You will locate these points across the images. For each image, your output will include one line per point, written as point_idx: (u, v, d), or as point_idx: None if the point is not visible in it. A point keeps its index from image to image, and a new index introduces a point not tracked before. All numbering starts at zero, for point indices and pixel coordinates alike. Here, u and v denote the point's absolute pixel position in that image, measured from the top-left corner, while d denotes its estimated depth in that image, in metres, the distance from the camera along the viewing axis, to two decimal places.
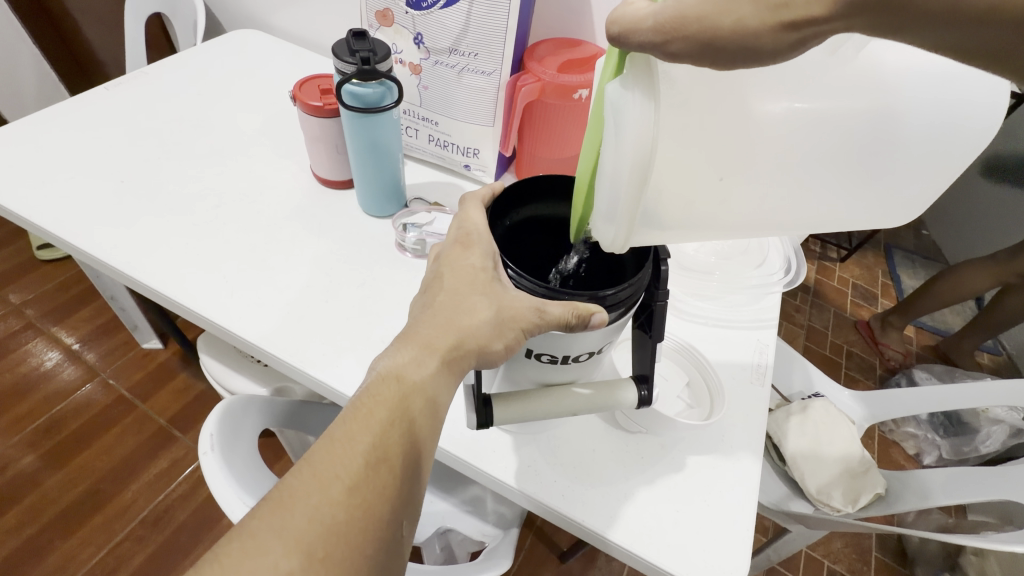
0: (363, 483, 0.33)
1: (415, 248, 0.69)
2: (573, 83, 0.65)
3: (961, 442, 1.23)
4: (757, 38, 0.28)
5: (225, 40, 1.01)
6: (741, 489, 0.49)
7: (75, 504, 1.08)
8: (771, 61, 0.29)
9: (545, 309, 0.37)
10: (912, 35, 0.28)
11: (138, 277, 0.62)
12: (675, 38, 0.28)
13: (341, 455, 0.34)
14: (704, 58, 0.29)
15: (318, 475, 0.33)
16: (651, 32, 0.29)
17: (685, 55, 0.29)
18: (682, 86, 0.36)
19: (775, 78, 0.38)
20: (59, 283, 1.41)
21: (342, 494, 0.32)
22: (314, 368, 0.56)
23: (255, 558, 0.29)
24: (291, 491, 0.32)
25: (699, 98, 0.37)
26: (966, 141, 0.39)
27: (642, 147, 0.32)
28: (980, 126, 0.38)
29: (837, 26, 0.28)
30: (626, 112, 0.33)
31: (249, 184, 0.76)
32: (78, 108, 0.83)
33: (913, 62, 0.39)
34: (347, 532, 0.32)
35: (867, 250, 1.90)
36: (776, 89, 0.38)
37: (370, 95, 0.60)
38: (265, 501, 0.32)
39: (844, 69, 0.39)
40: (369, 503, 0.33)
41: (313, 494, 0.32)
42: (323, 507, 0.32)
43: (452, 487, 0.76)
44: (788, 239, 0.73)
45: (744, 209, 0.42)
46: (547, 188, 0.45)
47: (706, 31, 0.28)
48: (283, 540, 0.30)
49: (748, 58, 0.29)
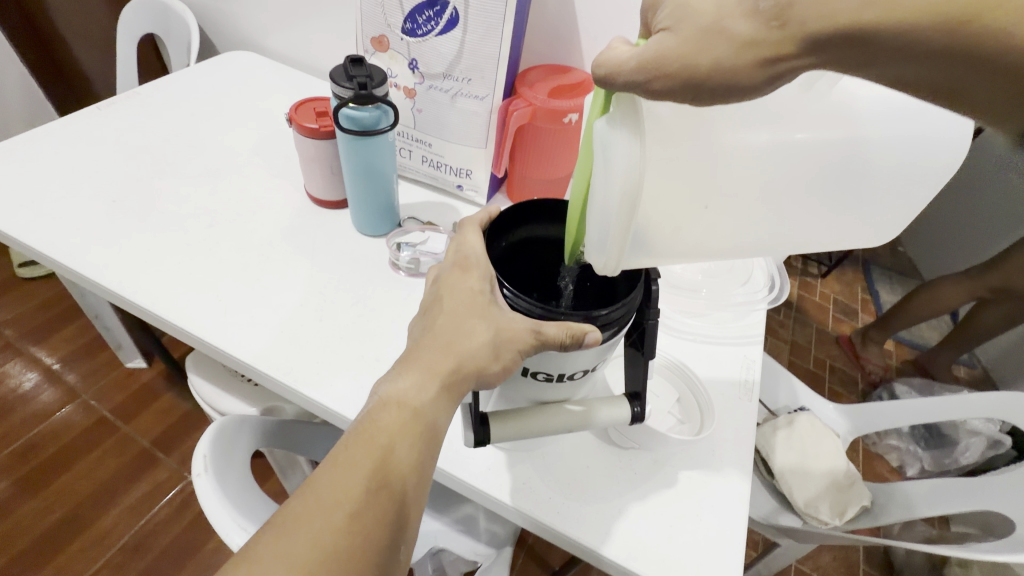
0: (364, 509, 0.33)
1: (409, 267, 0.70)
2: (563, 108, 0.67)
3: (942, 454, 1.27)
4: (734, 74, 0.30)
5: (218, 61, 1.02)
6: (732, 504, 0.50)
7: (51, 532, 1.04)
8: (749, 94, 0.31)
9: (541, 330, 0.38)
10: (873, 67, 0.30)
11: (130, 297, 0.62)
12: (656, 78, 0.31)
13: (343, 481, 0.34)
14: (686, 95, 0.31)
15: (319, 502, 0.33)
16: (634, 72, 0.32)
17: (667, 93, 0.31)
18: (665, 121, 0.39)
19: (753, 113, 0.40)
20: (41, 300, 1.39)
21: (345, 519, 0.33)
22: (307, 387, 0.56)
23: None
24: (292, 517, 0.32)
25: (682, 130, 0.39)
26: (937, 169, 0.42)
27: (630, 178, 0.34)
28: (946, 159, 0.41)
29: (805, 62, 0.30)
30: (613, 146, 0.35)
31: (243, 203, 0.76)
32: (70, 127, 0.83)
33: (878, 96, 0.42)
34: (349, 558, 0.32)
35: (846, 266, 1.96)
36: (753, 121, 0.40)
37: (366, 118, 0.62)
38: (268, 527, 0.32)
39: (821, 104, 0.41)
40: (371, 527, 0.33)
41: (317, 520, 0.32)
42: (326, 535, 0.32)
43: (445, 506, 0.76)
44: (771, 258, 0.76)
45: (729, 233, 0.43)
46: (542, 211, 0.46)
47: (685, 71, 0.30)
48: (285, 569, 0.30)
49: (726, 94, 0.31)
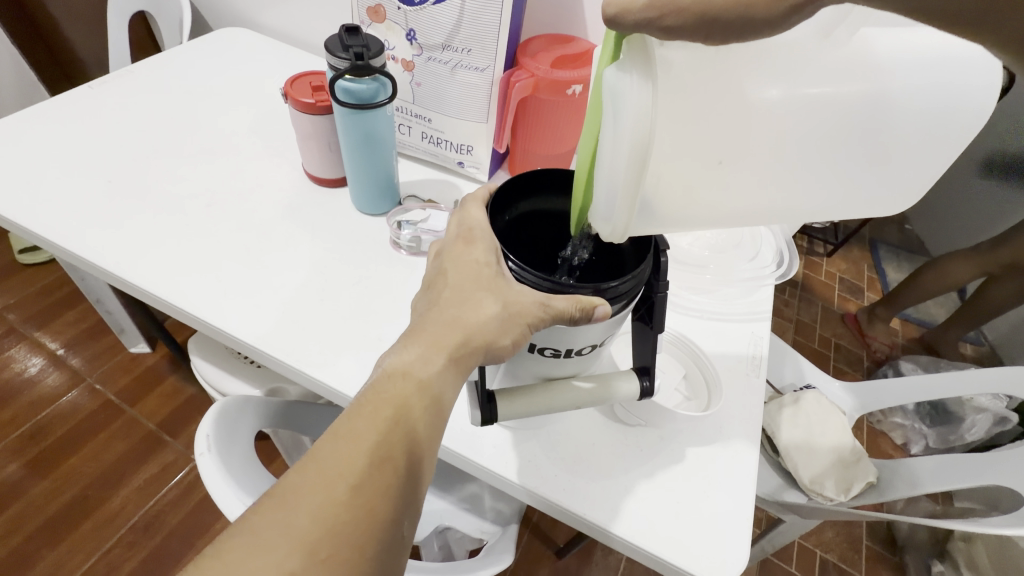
0: (366, 482, 0.33)
1: (410, 245, 0.68)
2: (566, 79, 0.65)
3: (947, 431, 1.27)
4: (750, 8, 0.29)
5: (212, 38, 0.99)
6: (740, 480, 0.50)
7: (61, 512, 1.05)
8: (764, 31, 0.30)
9: (549, 303, 0.37)
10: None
11: (129, 278, 0.61)
12: (669, 12, 0.29)
13: (346, 454, 0.33)
14: (698, 32, 0.30)
15: (321, 474, 0.32)
16: (644, 10, 0.29)
17: (681, 29, 0.29)
18: (677, 68, 0.36)
19: (775, 63, 0.37)
20: (42, 286, 1.38)
21: (347, 493, 0.32)
22: (311, 368, 0.55)
23: (261, 556, 0.29)
24: (292, 490, 0.32)
25: (693, 81, 0.36)
26: (963, 122, 0.38)
27: (639, 131, 0.32)
28: (974, 108, 0.37)
29: None
30: (624, 95, 0.33)
31: (241, 182, 0.75)
32: (62, 105, 0.81)
33: (904, 45, 0.37)
34: (351, 532, 0.31)
35: (853, 244, 1.94)
36: (766, 74, 0.37)
37: (364, 90, 0.60)
38: (267, 499, 0.31)
39: (839, 52, 0.37)
40: (373, 502, 0.33)
41: (318, 492, 0.32)
42: (327, 507, 0.31)
43: (450, 485, 0.76)
44: (780, 233, 0.74)
45: (743, 198, 0.41)
46: (546, 181, 0.45)
47: (698, 4, 0.29)
48: (286, 540, 0.30)
49: (742, 30, 0.30)
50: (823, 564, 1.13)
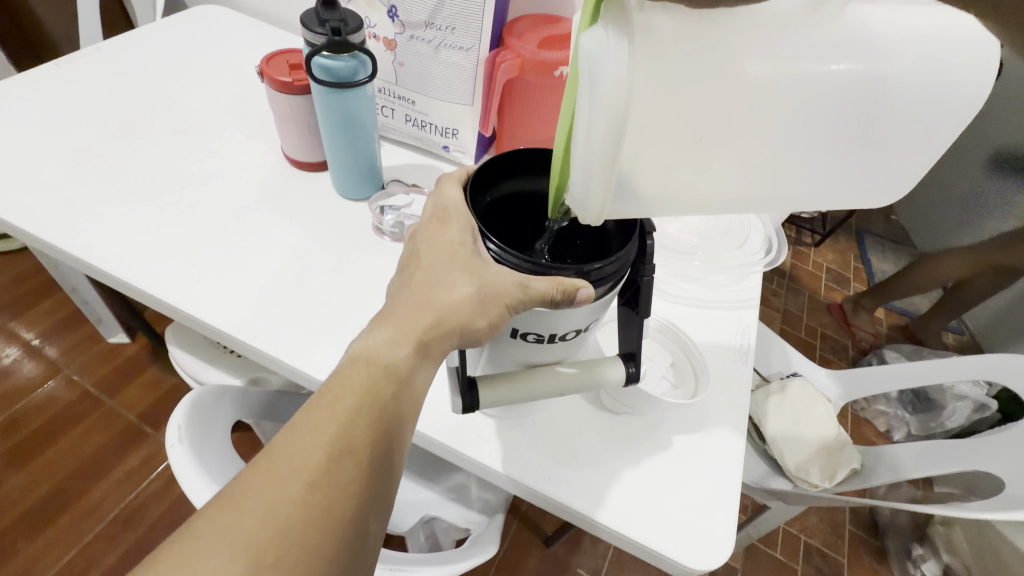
0: (324, 477, 0.31)
1: (393, 232, 0.67)
2: (553, 60, 0.63)
3: (929, 418, 1.28)
4: None
5: (187, 16, 0.96)
6: (725, 466, 0.50)
7: (39, 506, 1.03)
8: None
9: (528, 284, 0.36)
10: None
11: (96, 265, 0.58)
12: None
13: (302, 448, 0.32)
14: None
15: (274, 471, 0.31)
16: None
17: None
18: (663, 37, 0.33)
19: (768, 35, 0.35)
20: (15, 275, 1.33)
21: (301, 491, 0.31)
22: (289, 356, 0.54)
23: (202, 562, 0.28)
24: (243, 488, 0.31)
25: (680, 49, 0.34)
26: (957, 103, 0.36)
27: (615, 106, 0.31)
28: (969, 91, 0.36)
29: None
30: (602, 65, 0.31)
31: (218, 165, 0.72)
32: (26, 83, 0.77)
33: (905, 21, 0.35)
34: (305, 531, 0.30)
35: (840, 235, 1.96)
36: (758, 44, 0.35)
37: (342, 68, 0.58)
38: (218, 497, 0.31)
39: (829, 27, 0.35)
40: (329, 499, 0.31)
41: (268, 491, 0.31)
42: (278, 506, 0.30)
43: (436, 475, 0.75)
44: (769, 221, 0.74)
45: (728, 176, 0.40)
46: (526, 161, 0.43)
47: None
48: (233, 541, 0.29)
49: None
50: (807, 549, 1.15)
